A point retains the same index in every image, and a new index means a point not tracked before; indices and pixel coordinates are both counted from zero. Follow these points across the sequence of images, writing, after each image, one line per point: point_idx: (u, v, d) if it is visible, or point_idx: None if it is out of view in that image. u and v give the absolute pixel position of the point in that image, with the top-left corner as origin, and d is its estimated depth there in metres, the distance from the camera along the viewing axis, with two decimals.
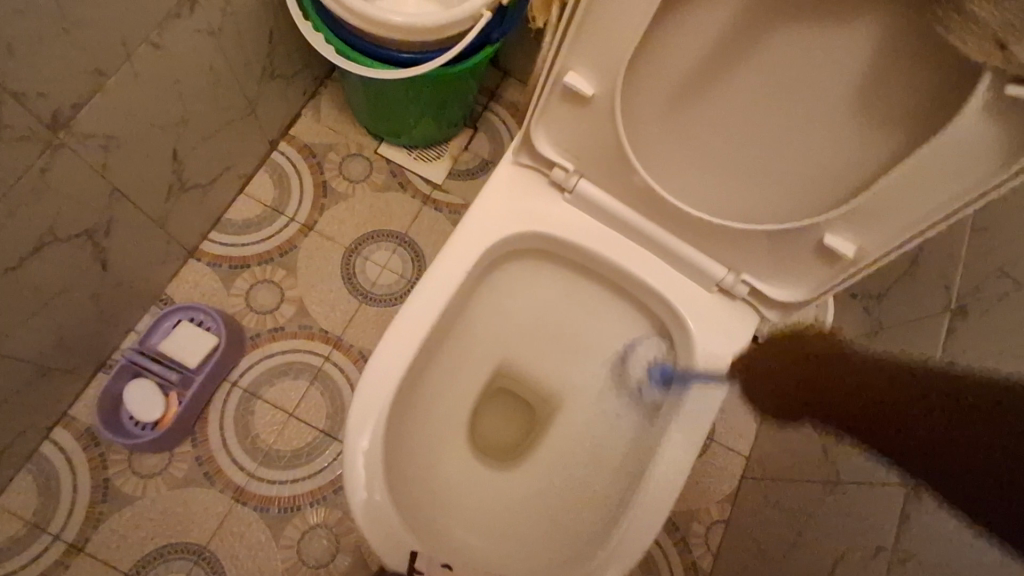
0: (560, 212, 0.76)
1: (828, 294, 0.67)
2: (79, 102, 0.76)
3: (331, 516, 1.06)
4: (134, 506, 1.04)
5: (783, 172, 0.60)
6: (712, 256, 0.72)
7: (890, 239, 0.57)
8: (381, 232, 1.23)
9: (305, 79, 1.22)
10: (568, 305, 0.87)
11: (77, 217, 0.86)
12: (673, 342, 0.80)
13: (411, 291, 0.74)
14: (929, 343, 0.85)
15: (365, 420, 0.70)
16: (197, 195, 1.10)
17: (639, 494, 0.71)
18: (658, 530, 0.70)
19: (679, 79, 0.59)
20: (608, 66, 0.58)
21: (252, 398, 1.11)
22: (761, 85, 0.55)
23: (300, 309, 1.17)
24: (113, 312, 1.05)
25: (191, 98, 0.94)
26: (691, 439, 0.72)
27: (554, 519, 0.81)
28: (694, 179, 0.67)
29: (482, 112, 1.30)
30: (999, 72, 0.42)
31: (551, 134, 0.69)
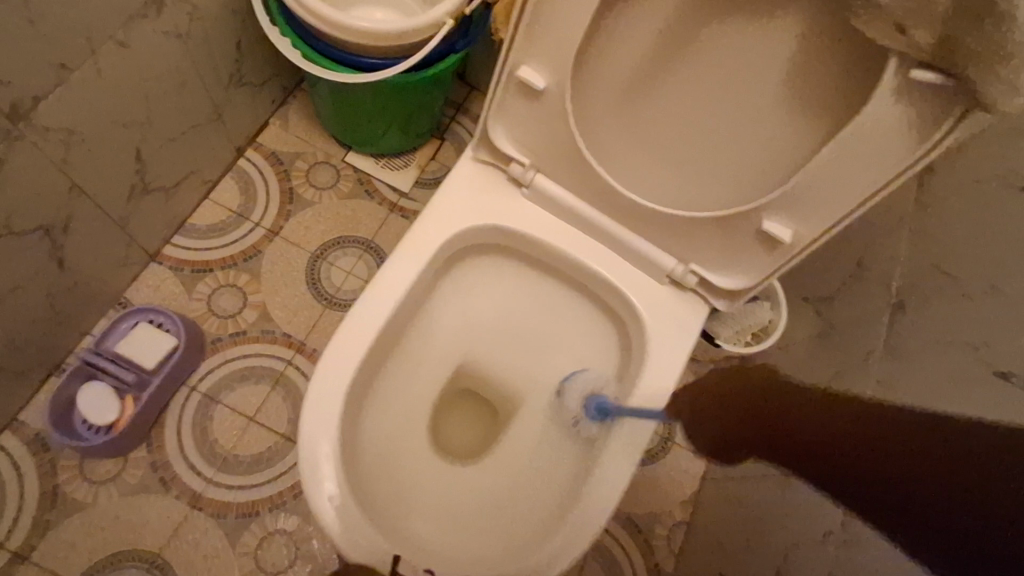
0: (517, 206, 0.78)
1: (771, 281, 0.70)
2: (41, 95, 0.76)
3: (290, 521, 1.05)
4: (84, 513, 1.01)
5: (725, 161, 0.64)
6: (663, 248, 0.75)
7: (823, 223, 0.60)
8: (347, 239, 1.24)
9: (273, 88, 1.24)
10: (528, 302, 0.89)
11: (34, 212, 0.86)
12: (629, 334, 0.82)
13: (370, 282, 0.75)
14: (872, 337, 0.89)
15: (322, 409, 0.70)
16: (161, 198, 1.10)
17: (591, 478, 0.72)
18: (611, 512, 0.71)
19: (625, 73, 0.62)
20: (558, 60, 0.62)
21: (211, 403, 1.09)
22: (699, 78, 0.59)
23: (263, 313, 1.16)
24: (69, 313, 1.03)
25: (155, 98, 0.95)
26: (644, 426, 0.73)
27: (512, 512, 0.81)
28: (644, 173, 0.70)
29: (448, 124, 1.33)
30: (906, 58, 0.46)
31: (507, 129, 0.72)
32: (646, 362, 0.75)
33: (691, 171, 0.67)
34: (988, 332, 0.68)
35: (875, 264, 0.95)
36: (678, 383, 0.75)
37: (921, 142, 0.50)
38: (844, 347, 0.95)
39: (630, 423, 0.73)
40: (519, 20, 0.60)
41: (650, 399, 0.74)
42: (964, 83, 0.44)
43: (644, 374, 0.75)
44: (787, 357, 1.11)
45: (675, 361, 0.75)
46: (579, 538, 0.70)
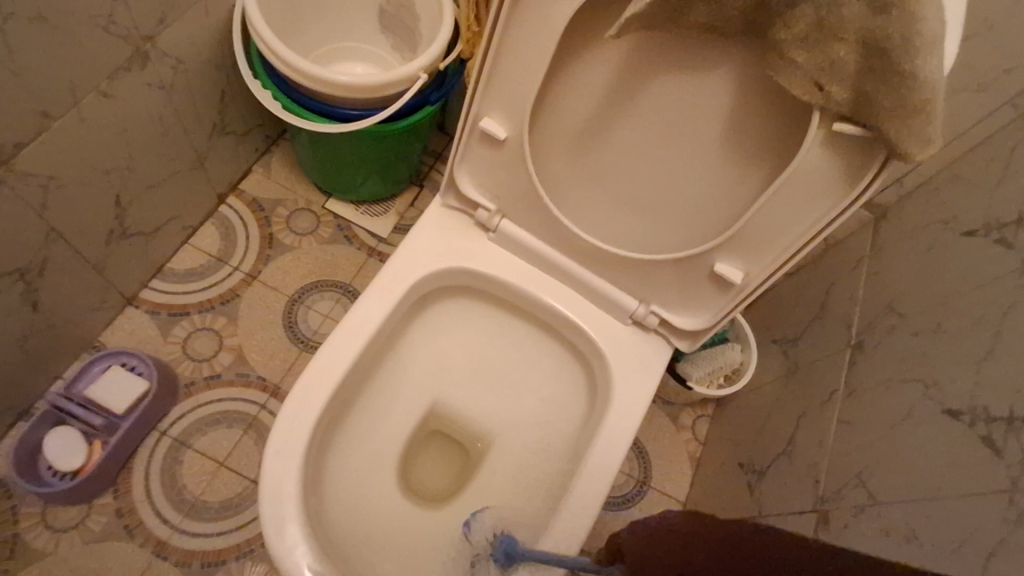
0: (484, 249, 0.81)
1: (727, 320, 0.72)
2: (23, 142, 0.79)
3: (257, 570, 1.02)
4: (43, 562, 0.98)
5: (678, 205, 0.67)
6: (625, 289, 0.77)
7: (769, 264, 0.63)
8: (325, 282, 1.26)
9: (257, 138, 1.28)
10: (499, 344, 0.91)
11: (10, 254, 0.87)
12: (594, 373, 0.83)
13: (339, 322, 0.76)
14: (835, 377, 0.91)
15: (286, 450, 0.70)
16: (139, 243, 1.11)
17: (555, 517, 0.71)
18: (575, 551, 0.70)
19: (580, 124, 0.66)
20: (516, 113, 0.65)
21: (182, 447, 1.08)
22: (649, 128, 0.63)
23: (238, 357, 1.16)
24: (41, 356, 1.03)
25: (137, 147, 0.98)
26: (608, 465, 0.73)
27: None
28: (604, 217, 0.73)
29: (427, 171, 1.37)
30: (828, 111, 0.50)
31: (473, 176, 0.75)
32: (610, 401, 0.77)
33: (647, 215, 0.70)
34: (936, 370, 0.70)
35: (836, 306, 0.97)
36: (642, 423, 0.76)
37: (850, 188, 0.54)
38: (810, 387, 0.97)
39: (594, 461, 0.74)
40: (477, 76, 0.64)
41: (613, 438, 0.74)
42: (879, 133, 0.48)
43: (608, 413, 0.76)
44: (758, 399, 1.12)
45: (641, 398, 0.76)
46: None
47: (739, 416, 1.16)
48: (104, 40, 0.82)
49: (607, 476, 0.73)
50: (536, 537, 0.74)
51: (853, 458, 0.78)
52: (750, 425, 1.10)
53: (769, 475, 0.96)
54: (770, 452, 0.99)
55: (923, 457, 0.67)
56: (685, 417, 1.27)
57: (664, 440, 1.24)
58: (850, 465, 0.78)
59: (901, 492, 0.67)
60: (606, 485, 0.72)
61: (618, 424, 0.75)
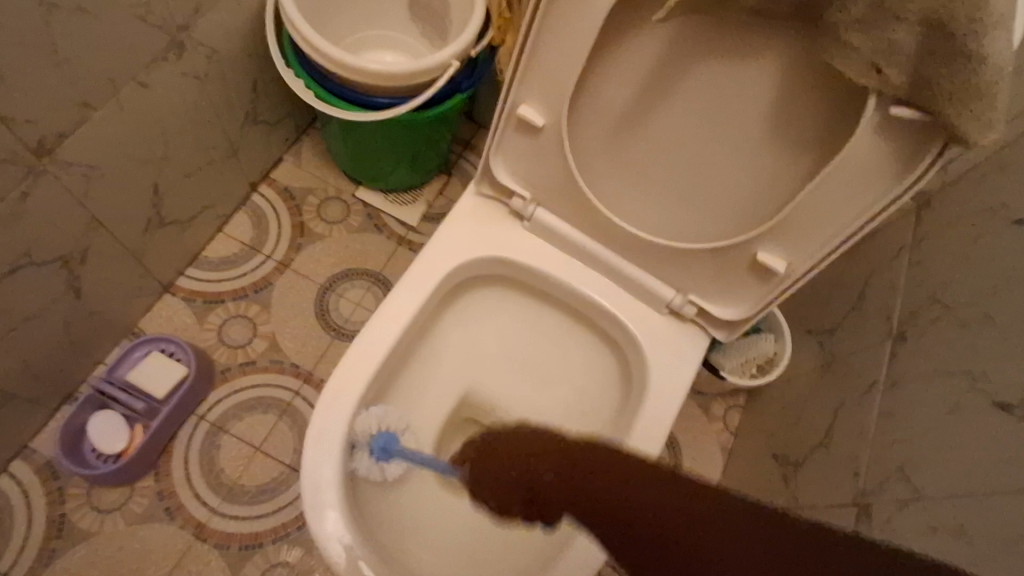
0: (519, 239, 0.81)
1: (767, 311, 0.71)
2: (66, 132, 0.80)
3: (293, 553, 1.04)
4: (90, 541, 1.01)
5: (719, 194, 0.66)
6: (662, 279, 0.77)
7: (814, 254, 0.62)
8: (355, 271, 1.26)
9: (287, 127, 1.29)
10: (532, 334, 0.91)
11: (55, 242, 0.89)
12: (628, 361, 0.83)
13: (375, 312, 0.77)
14: (875, 368, 0.89)
15: (325, 438, 0.71)
16: (175, 231, 1.13)
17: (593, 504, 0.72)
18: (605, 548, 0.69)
19: (619, 112, 0.65)
20: (554, 100, 0.65)
21: (219, 432, 1.10)
22: (691, 116, 0.62)
23: (272, 344, 1.18)
24: (84, 342, 1.05)
25: (174, 136, 0.99)
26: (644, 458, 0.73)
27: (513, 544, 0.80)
28: (642, 206, 0.72)
29: (456, 159, 1.37)
30: (884, 96, 0.49)
31: (508, 164, 0.75)
32: (646, 391, 0.76)
33: (687, 205, 0.69)
34: (985, 362, 0.68)
35: (876, 297, 0.95)
36: (678, 416, 0.75)
37: (903, 176, 0.52)
38: (846, 379, 0.95)
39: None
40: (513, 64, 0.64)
41: (648, 432, 0.74)
42: (938, 117, 0.46)
43: (643, 406, 0.76)
44: (792, 390, 1.10)
45: (678, 388, 0.76)
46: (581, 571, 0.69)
47: (772, 407, 1.15)
48: (142, 30, 0.83)
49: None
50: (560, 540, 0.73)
51: (896, 451, 0.76)
52: (784, 415, 1.09)
53: (805, 467, 0.94)
54: (806, 444, 0.98)
55: (972, 452, 0.65)
56: (717, 407, 1.26)
57: (696, 430, 1.24)
58: (893, 459, 0.76)
59: (948, 487, 0.66)
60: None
61: (654, 414, 0.75)
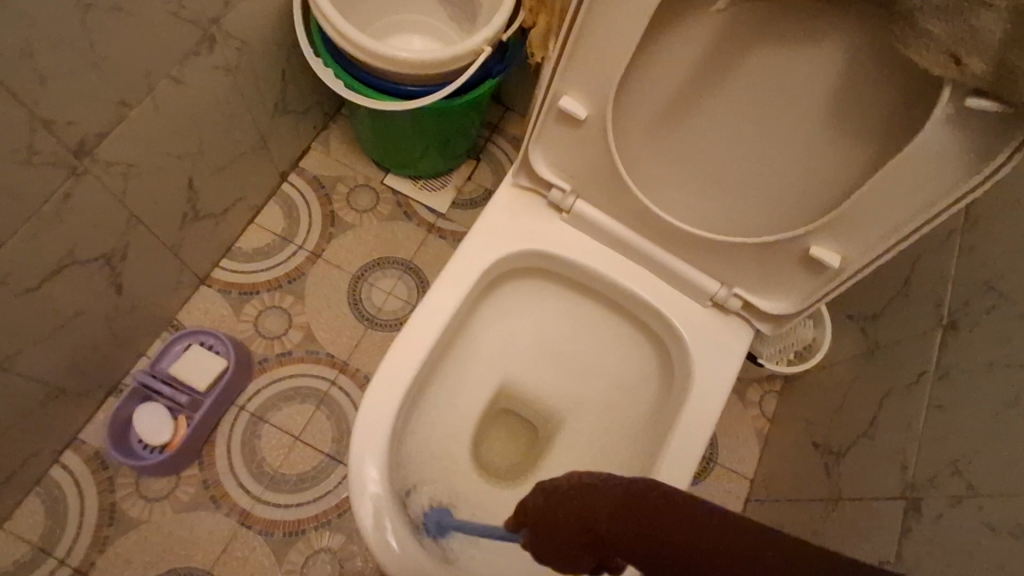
0: (558, 231, 0.79)
1: (816, 305, 0.70)
2: (104, 131, 0.80)
3: (335, 539, 1.07)
4: (140, 529, 1.04)
5: (767, 186, 0.64)
6: (706, 272, 0.76)
7: (871, 248, 0.60)
8: (387, 260, 1.26)
9: (315, 115, 1.28)
10: (569, 325, 0.90)
11: (97, 241, 0.90)
12: (668, 352, 0.83)
13: (416, 307, 0.77)
14: (923, 358, 0.86)
15: (372, 435, 0.72)
16: (210, 223, 1.14)
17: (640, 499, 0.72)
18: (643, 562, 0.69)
19: (665, 101, 0.63)
20: (598, 91, 0.63)
21: (259, 422, 1.12)
22: (741, 105, 0.60)
23: (307, 334, 1.19)
24: (126, 335, 1.07)
25: (207, 130, 0.99)
26: (691, 453, 0.72)
27: None
28: (687, 198, 0.71)
29: (484, 144, 1.35)
30: (960, 87, 0.46)
31: (548, 156, 0.73)
32: (691, 384, 0.76)
33: (734, 195, 0.67)
34: None
35: (923, 283, 0.92)
36: (723, 410, 0.75)
37: (975, 168, 0.50)
38: (891, 368, 0.93)
39: (674, 450, 0.73)
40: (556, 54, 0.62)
41: (694, 427, 0.73)
42: None
43: (688, 400, 0.75)
44: (831, 377, 1.09)
45: (722, 381, 0.75)
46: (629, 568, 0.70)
47: (810, 394, 1.13)
48: (175, 25, 0.82)
49: (689, 462, 0.72)
50: None
51: (948, 445, 0.74)
52: (823, 402, 1.07)
53: (848, 457, 0.93)
54: (848, 433, 0.96)
55: None
56: (752, 393, 1.24)
57: (731, 417, 1.23)
58: (946, 453, 0.74)
59: (1008, 485, 0.64)
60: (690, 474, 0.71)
61: (699, 407, 0.74)
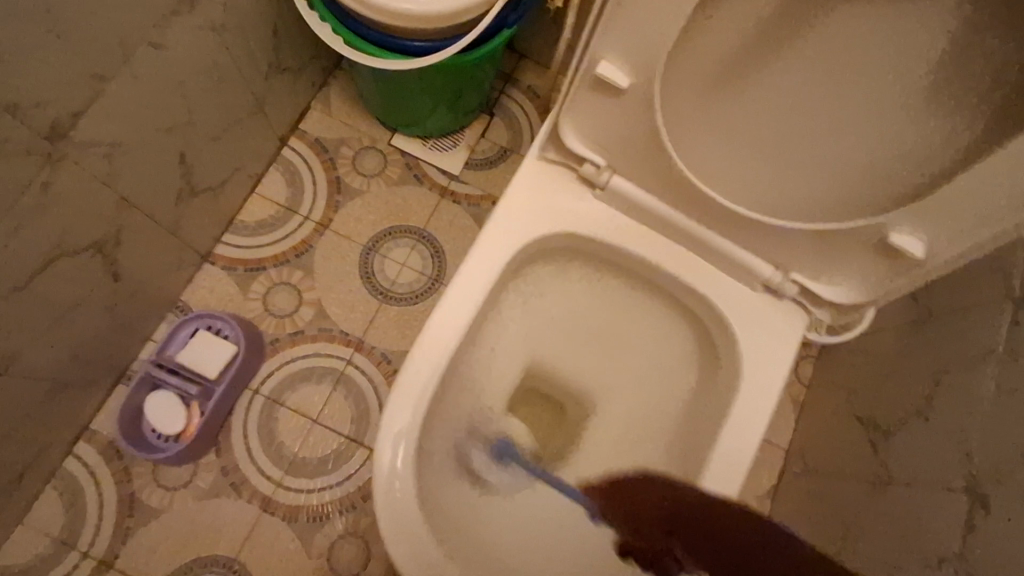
0: (590, 209, 0.71)
1: (888, 297, 0.64)
2: (79, 110, 0.71)
3: (361, 521, 1.04)
4: (162, 517, 1.02)
5: (838, 162, 0.56)
6: (759, 254, 0.68)
7: (964, 235, 0.54)
8: (398, 228, 1.18)
9: (313, 71, 1.18)
10: (600, 306, 0.83)
11: (85, 230, 0.82)
12: (711, 336, 0.76)
13: (439, 297, 0.70)
14: (988, 332, 0.79)
15: (395, 440, 0.66)
16: (208, 198, 1.06)
17: None
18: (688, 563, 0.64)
19: (725, 65, 0.54)
20: (644, 56, 0.54)
21: (274, 405, 1.08)
22: (814, 70, 0.51)
23: (319, 311, 1.13)
24: (130, 322, 1.02)
25: (196, 98, 0.90)
26: (741, 453, 0.66)
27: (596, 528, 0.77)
28: (742, 176, 0.62)
29: (498, 97, 1.25)
30: None
31: (581, 128, 0.64)
32: (741, 375, 0.69)
33: (799, 172, 0.59)
34: None
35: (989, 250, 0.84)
36: (777, 402, 0.68)
37: None
38: (948, 341, 0.86)
39: (725, 445, 0.67)
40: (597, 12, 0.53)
41: (746, 420, 0.67)
42: None
43: (737, 394, 0.69)
44: (876, 346, 1.02)
45: (777, 372, 0.69)
46: None
47: (851, 362, 1.07)
48: None
49: (744, 458, 0.66)
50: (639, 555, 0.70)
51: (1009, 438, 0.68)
52: (865, 372, 1.01)
53: (899, 436, 0.88)
54: (897, 409, 0.91)
55: None
56: None
57: None
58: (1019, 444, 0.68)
59: None
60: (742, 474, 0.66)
61: (752, 400, 0.68)
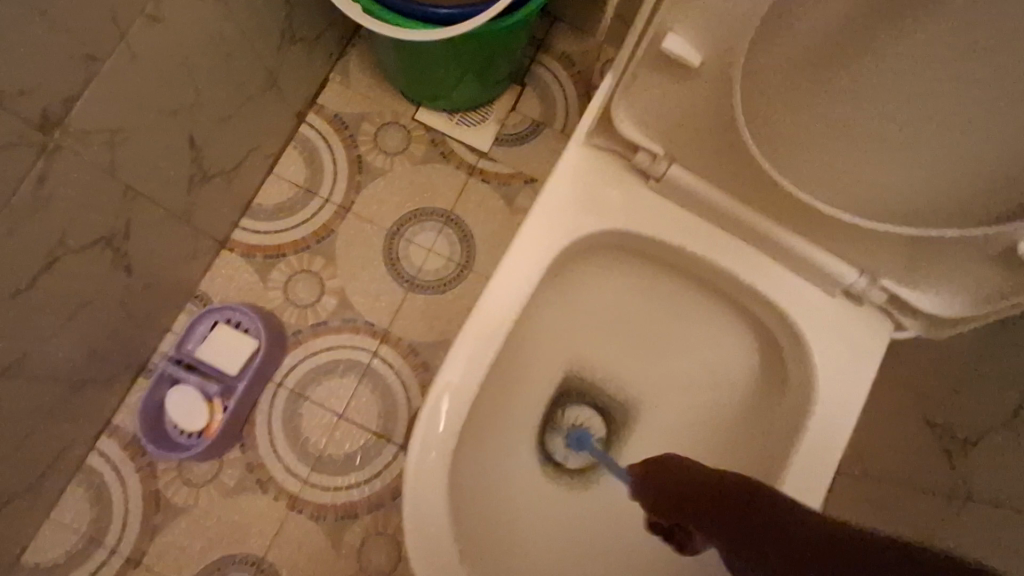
0: (644, 201, 0.65)
1: (1002, 310, 0.57)
2: (72, 96, 0.64)
3: (390, 521, 1.00)
4: (188, 515, 0.99)
5: (947, 154, 0.49)
6: (840, 257, 0.62)
7: None
8: (424, 210, 1.11)
9: (330, 41, 1.09)
10: (648, 305, 0.76)
11: (90, 224, 0.76)
12: (774, 340, 0.70)
13: (480, 296, 0.63)
14: None
15: (431, 456, 0.62)
16: (222, 182, 0.99)
17: None
18: None
19: (828, 37, 0.47)
20: (726, 21, 0.47)
21: (299, 399, 1.04)
22: (930, 46, 0.44)
23: (343, 300, 1.07)
24: (146, 315, 0.97)
25: (204, 75, 0.82)
26: (822, 476, 0.62)
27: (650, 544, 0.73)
28: (829, 169, 0.55)
29: (529, 65, 1.14)
30: None
31: (638, 114, 0.59)
32: (817, 382, 0.64)
33: (899, 165, 0.52)
34: None
35: None
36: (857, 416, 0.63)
37: None
38: None
39: (802, 466, 0.62)
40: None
41: (830, 436, 0.63)
42: None
43: (813, 406, 0.64)
44: None
45: (855, 384, 0.64)
46: None
47: None
48: None
49: (825, 474, 0.62)
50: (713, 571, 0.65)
51: None
52: None
53: None
54: None
55: None
56: None
57: None
58: None
59: None
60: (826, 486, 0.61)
61: (832, 410, 0.63)
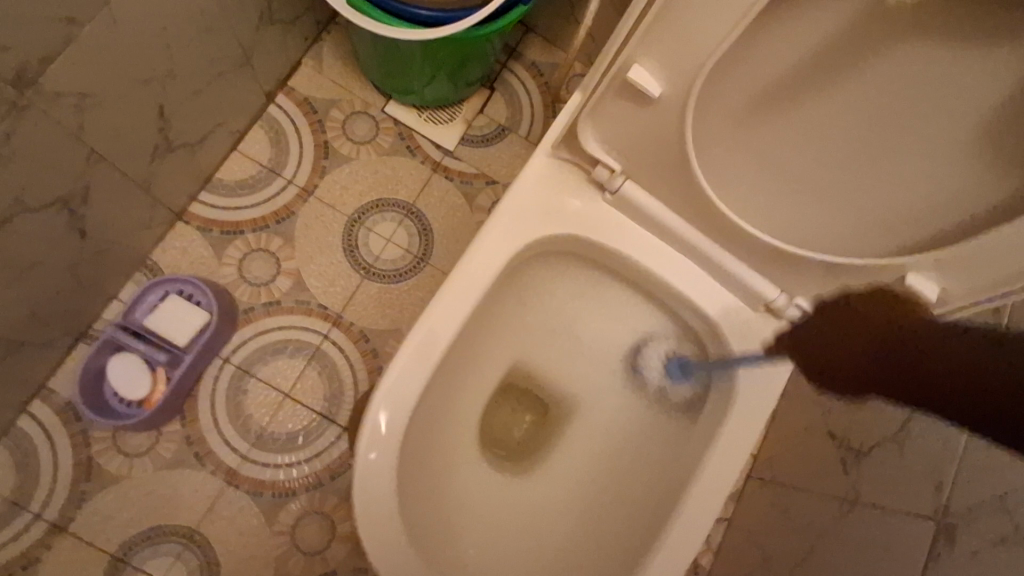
0: (598, 212, 0.71)
1: None
2: (47, 57, 0.64)
3: (328, 502, 1.02)
4: (120, 485, 0.98)
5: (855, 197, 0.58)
6: (766, 278, 0.70)
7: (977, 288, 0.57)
8: (386, 202, 1.13)
9: (306, 25, 1.10)
10: (592, 304, 0.84)
11: (50, 183, 0.76)
12: (704, 347, 0.78)
13: (439, 287, 0.68)
14: None
15: (383, 433, 0.65)
16: (186, 153, 0.99)
17: (676, 512, 0.68)
18: (702, 539, 0.67)
19: (771, 83, 0.54)
20: (682, 62, 0.54)
21: (245, 375, 1.04)
22: (850, 103, 0.52)
23: (298, 282, 1.08)
24: (94, 280, 0.96)
25: (180, 47, 0.83)
26: (736, 460, 0.69)
27: (582, 529, 0.79)
28: (763, 198, 0.63)
29: (500, 71, 1.19)
30: None
31: (600, 132, 0.65)
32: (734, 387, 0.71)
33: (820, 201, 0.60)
34: None
35: None
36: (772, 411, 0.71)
37: None
38: None
39: (715, 462, 0.69)
40: (648, 12, 0.53)
41: (740, 435, 0.70)
42: None
43: (729, 410, 0.71)
44: None
45: (773, 384, 0.71)
46: (690, 542, 0.67)
47: None
48: None
49: (737, 463, 0.69)
50: (635, 555, 0.71)
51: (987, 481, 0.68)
52: None
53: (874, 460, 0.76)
54: None
55: None
56: None
57: None
58: None
59: None
60: (744, 456, 0.69)
61: (749, 392, 0.71)
